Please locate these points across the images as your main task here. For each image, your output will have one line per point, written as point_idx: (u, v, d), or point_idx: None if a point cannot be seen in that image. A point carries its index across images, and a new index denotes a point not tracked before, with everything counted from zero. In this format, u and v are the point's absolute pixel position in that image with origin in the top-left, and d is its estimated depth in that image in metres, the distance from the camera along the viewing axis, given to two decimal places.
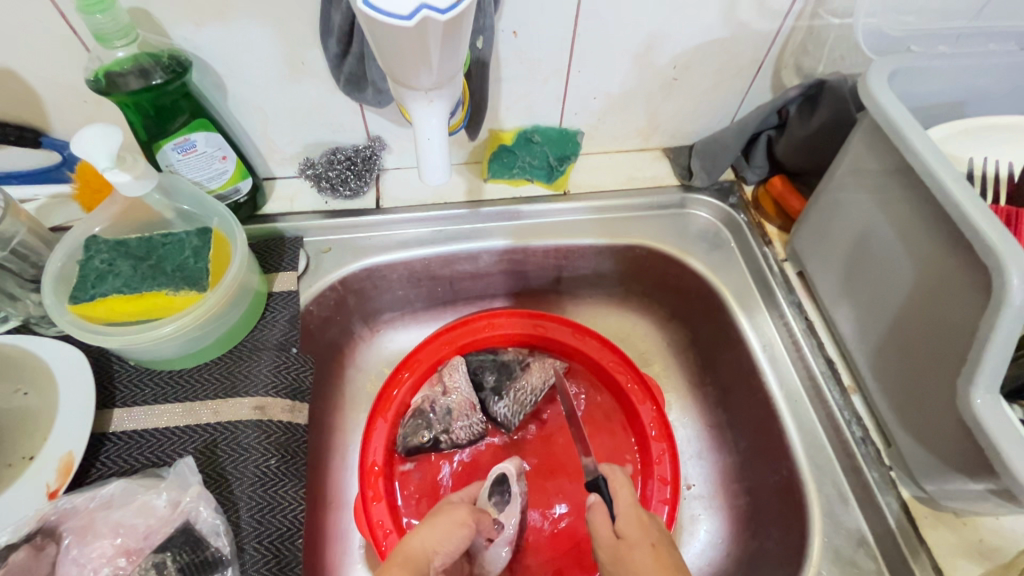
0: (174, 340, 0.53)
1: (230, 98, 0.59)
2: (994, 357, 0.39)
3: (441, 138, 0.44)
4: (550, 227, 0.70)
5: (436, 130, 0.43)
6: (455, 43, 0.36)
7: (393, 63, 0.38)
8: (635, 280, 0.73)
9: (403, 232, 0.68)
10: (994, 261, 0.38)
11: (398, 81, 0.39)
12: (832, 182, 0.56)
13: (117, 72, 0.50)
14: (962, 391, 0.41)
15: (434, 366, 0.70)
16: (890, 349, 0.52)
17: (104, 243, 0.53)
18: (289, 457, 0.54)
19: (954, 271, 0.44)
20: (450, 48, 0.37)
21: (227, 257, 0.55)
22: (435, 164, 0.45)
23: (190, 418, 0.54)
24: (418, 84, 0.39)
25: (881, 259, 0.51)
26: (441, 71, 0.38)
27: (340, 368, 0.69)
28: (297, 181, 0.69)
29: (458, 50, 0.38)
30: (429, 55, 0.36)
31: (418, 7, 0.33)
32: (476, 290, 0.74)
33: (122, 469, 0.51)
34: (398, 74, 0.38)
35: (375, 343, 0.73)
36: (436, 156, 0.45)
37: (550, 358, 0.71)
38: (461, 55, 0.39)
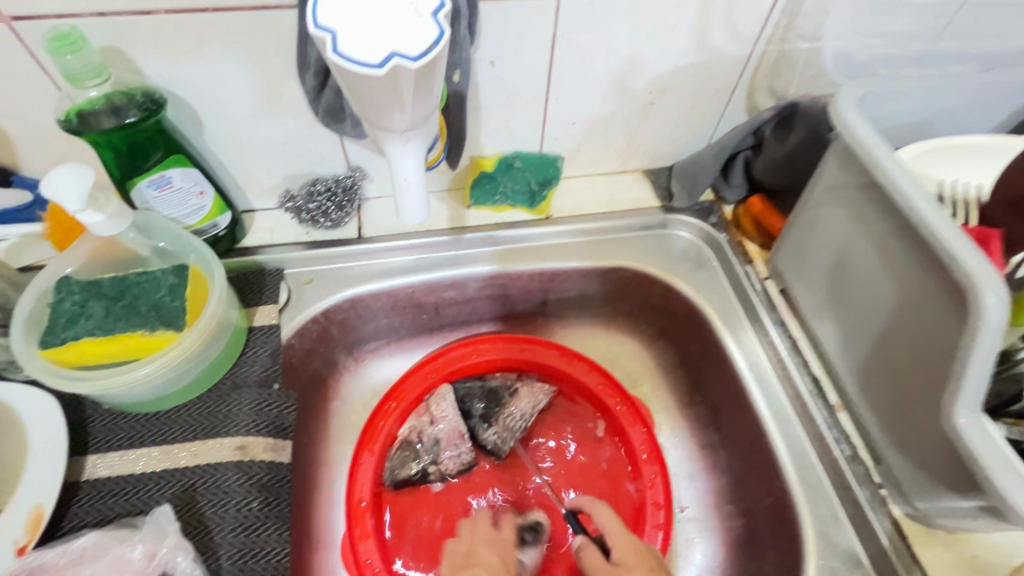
0: (150, 383, 0.51)
1: (206, 132, 0.58)
2: (976, 376, 0.39)
3: (418, 177, 0.44)
4: (533, 252, 0.70)
5: (414, 169, 0.43)
6: (428, 86, 0.37)
7: (367, 108, 0.38)
8: (620, 299, 0.73)
9: (386, 261, 0.68)
10: (969, 282, 0.39)
11: (374, 124, 0.39)
12: (808, 201, 0.57)
13: (89, 111, 0.49)
14: (946, 411, 0.41)
15: (421, 397, 0.68)
16: (875, 366, 0.52)
17: (77, 283, 0.52)
18: (272, 498, 0.52)
19: (930, 286, 0.45)
20: (424, 90, 0.37)
21: (206, 295, 0.54)
22: (413, 204, 0.44)
23: (167, 462, 0.52)
24: (392, 125, 0.39)
25: (862, 277, 0.52)
26: (415, 113, 0.38)
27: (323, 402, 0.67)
28: (277, 213, 0.68)
29: (432, 93, 0.38)
30: (404, 99, 0.36)
31: (389, 55, 0.33)
32: (460, 315, 0.73)
33: (95, 519, 0.49)
34: (373, 116, 0.38)
35: (359, 376, 0.72)
36: (414, 197, 0.44)
37: (539, 383, 0.70)
38: (435, 99, 0.39)
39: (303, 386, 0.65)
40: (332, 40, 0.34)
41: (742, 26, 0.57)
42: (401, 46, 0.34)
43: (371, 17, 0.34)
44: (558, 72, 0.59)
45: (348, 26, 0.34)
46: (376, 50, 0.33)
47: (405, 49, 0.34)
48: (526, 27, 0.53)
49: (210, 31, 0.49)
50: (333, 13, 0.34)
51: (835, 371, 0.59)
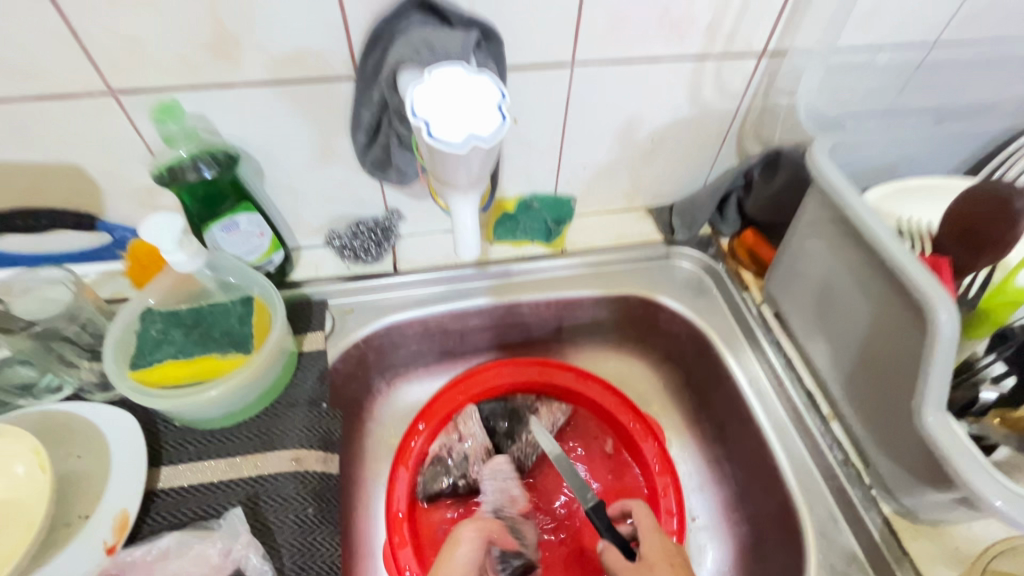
0: (219, 401, 0.58)
1: (267, 182, 0.67)
2: (937, 380, 0.46)
3: (475, 221, 0.53)
4: (547, 282, 0.78)
5: (469, 216, 0.52)
6: (491, 157, 0.46)
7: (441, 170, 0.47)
8: (628, 326, 0.82)
9: (418, 291, 0.75)
10: (926, 300, 0.46)
11: (442, 180, 0.48)
12: (795, 234, 0.65)
13: (177, 166, 0.58)
14: (917, 411, 0.48)
15: (448, 417, 0.74)
16: (860, 378, 0.59)
17: (158, 314, 0.60)
18: (325, 505, 0.58)
19: (898, 305, 0.52)
20: (487, 159, 0.46)
21: (269, 323, 0.61)
22: (469, 239, 0.55)
23: (232, 473, 0.58)
24: (458, 182, 0.48)
25: (844, 299, 0.59)
26: (477, 175, 0.47)
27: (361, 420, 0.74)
28: (321, 250, 0.75)
29: (490, 161, 0.47)
30: (472, 164, 0.45)
31: (468, 139, 0.43)
32: (483, 341, 0.80)
33: (171, 523, 0.55)
34: (441, 174, 0.47)
35: (391, 397, 0.78)
36: (470, 234, 0.54)
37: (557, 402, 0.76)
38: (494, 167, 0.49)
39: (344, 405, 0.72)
40: (424, 127, 0.43)
41: (728, 87, 0.66)
42: (476, 131, 0.43)
43: (452, 108, 0.44)
44: (574, 127, 0.68)
45: (436, 117, 0.43)
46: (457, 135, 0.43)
47: (479, 133, 0.43)
48: (545, 92, 0.63)
49: (282, 100, 0.58)
50: (423, 105, 0.44)
51: (825, 386, 0.65)
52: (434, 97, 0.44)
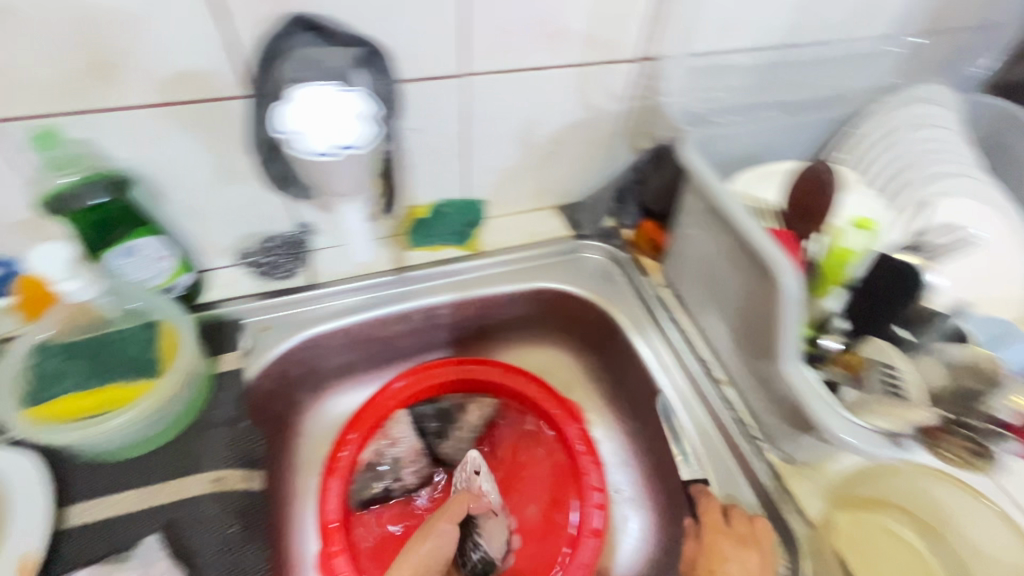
0: (128, 431, 0.58)
1: (166, 204, 0.65)
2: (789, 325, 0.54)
3: (361, 227, 0.69)
4: (468, 281, 0.81)
5: (355, 224, 0.68)
6: (360, 164, 0.56)
7: (326, 179, 0.56)
8: (551, 316, 0.85)
9: (337, 302, 0.76)
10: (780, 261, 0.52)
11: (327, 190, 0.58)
12: (682, 218, 0.71)
13: (68, 192, 0.58)
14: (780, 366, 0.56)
15: (377, 424, 0.73)
16: (747, 342, 0.64)
17: (61, 347, 0.60)
18: (250, 522, 0.58)
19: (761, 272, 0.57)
20: (358, 171, 0.57)
21: (177, 345, 0.62)
22: (363, 249, 0.73)
23: (148, 502, 0.57)
24: (337, 189, 0.58)
25: (724, 274, 0.65)
26: (352, 183, 0.58)
27: (284, 434, 0.74)
28: (232, 269, 0.75)
29: (361, 171, 0.58)
30: (345, 175, 0.56)
31: (332, 145, 0.51)
32: (408, 345, 0.82)
33: (86, 558, 0.54)
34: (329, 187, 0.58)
35: (318, 409, 0.78)
36: (364, 246, 0.73)
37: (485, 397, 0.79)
38: (366, 172, 0.58)
39: (267, 421, 0.71)
40: (291, 140, 0.50)
41: (613, 89, 0.73)
42: (337, 137, 0.51)
43: (319, 118, 0.49)
44: (475, 133, 0.72)
45: (305, 126, 0.49)
46: (323, 144, 0.50)
47: (345, 141, 0.51)
48: (443, 101, 0.66)
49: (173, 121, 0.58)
50: (292, 117, 0.49)
51: (720, 356, 0.72)
52: (302, 109, 0.49)
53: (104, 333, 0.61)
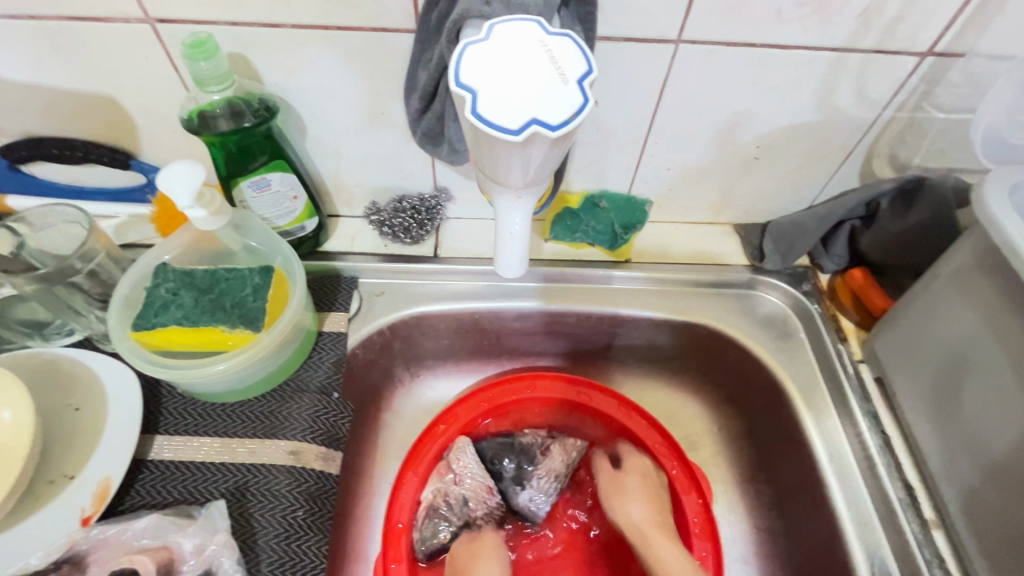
0: (226, 377, 0.48)
1: (577, 155, 0.57)
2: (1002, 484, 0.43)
3: (525, 234, 0.38)
4: (904, 337, 0.51)
5: (520, 226, 0.37)
6: (557, 155, 0.31)
7: (479, 157, 0.32)
8: (947, 476, 0.47)
9: (701, 323, 0.61)
10: (917, 444, 0.50)
11: (488, 176, 0.34)
12: (917, 349, 0.49)
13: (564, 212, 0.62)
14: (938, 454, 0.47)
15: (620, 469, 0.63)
16: (988, 500, 0.44)
17: (447, 260, 0.62)
18: (317, 510, 0.47)
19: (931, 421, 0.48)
20: (551, 156, 0.31)
21: (285, 299, 0.50)
22: (512, 259, 0.40)
23: (331, 446, 0.50)
24: (507, 181, 0.33)
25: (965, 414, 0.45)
26: (534, 176, 0.33)
27: (517, 472, 0.62)
28: (597, 246, 0.63)
29: (556, 158, 0.32)
30: (525, 163, 0.31)
31: (528, 122, 0.28)
32: (753, 418, 0.61)
33: (314, 430, 0.50)
34: (486, 169, 0.33)
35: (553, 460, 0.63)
36: (515, 251, 0.39)
37: (801, 549, 0.54)
38: (550, 157, 0.32)
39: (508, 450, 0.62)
40: (470, 100, 0.29)
41: None
42: (541, 112, 0.28)
43: (509, 76, 0.29)
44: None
45: (488, 85, 0.29)
46: (516, 119, 0.28)
47: (546, 116, 0.28)
48: None
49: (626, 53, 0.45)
50: (471, 70, 0.29)
51: None
52: (487, 58, 0.30)
53: (490, 266, 0.62)
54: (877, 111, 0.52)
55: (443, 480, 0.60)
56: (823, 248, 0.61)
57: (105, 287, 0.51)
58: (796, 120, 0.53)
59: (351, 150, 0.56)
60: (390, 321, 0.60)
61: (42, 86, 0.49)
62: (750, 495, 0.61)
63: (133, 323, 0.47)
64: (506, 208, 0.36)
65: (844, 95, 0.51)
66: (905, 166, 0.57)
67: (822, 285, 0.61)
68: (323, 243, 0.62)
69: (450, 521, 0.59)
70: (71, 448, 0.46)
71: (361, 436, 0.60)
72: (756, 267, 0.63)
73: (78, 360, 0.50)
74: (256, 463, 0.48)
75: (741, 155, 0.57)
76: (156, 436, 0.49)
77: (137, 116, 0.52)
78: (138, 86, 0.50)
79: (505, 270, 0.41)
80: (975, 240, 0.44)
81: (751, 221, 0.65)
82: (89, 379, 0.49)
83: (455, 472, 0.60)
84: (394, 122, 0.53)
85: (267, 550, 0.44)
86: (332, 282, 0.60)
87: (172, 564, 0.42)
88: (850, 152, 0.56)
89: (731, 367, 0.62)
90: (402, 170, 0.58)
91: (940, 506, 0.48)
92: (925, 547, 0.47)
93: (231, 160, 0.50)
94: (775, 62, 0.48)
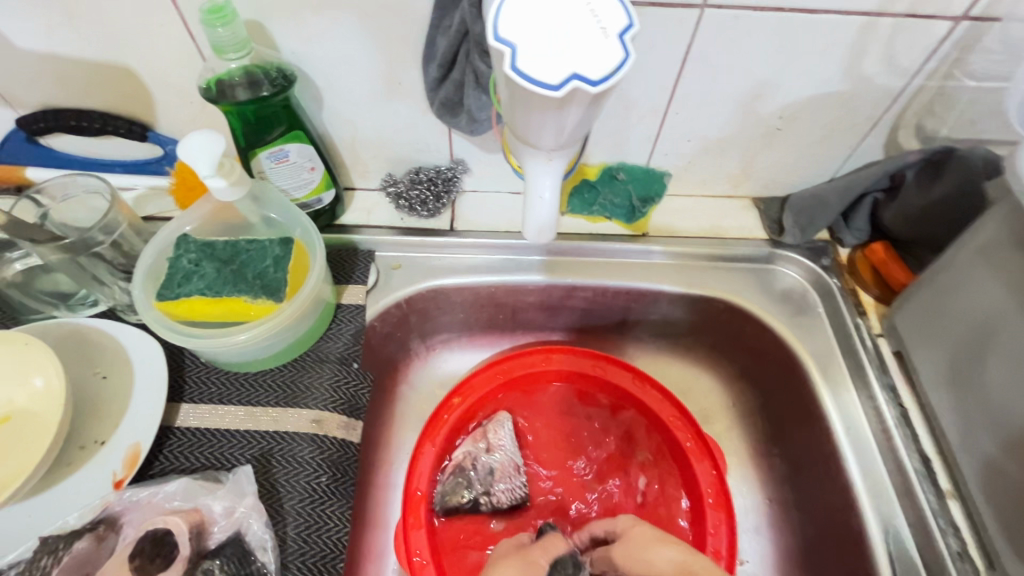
0: (248, 347, 0.48)
1: (597, 128, 0.56)
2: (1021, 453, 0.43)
3: (554, 197, 0.38)
4: (926, 309, 0.50)
5: (548, 188, 0.37)
6: (597, 110, 0.31)
7: (515, 117, 0.32)
8: (970, 446, 0.47)
9: (718, 298, 0.61)
10: (935, 417, 0.50)
11: (519, 137, 0.34)
12: (939, 318, 0.49)
13: (582, 184, 0.61)
14: (971, 431, 0.47)
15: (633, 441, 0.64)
16: (1007, 466, 0.44)
17: (464, 233, 0.62)
18: (340, 477, 0.48)
19: (949, 392, 0.49)
20: (589, 114, 0.31)
21: (306, 271, 0.50)
22: (541, 221, 0.40)
23: (351, 416, 0.51)
24: (540, 144, 0.33)
25: (987, 384, 0.45)
26: (570, 136, 0.33)
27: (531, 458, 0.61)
28: (614, 219, 0.63)
29: (594, 115, 0.32)
30: (563, 121, 0.31)
31: (567, 78, 0.28)
32: (769, 392, 0.61)
33: (334, 400, 0.51)
34: (520, 131, 0.33)
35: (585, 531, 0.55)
36: (544, 214, 0.39)
37: (812, 518, 0.55)
38: (591, 116, 0.32)
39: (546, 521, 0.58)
40: (509, 54, 0.28)
41: None
42: (582, 67, 0.28)
43: (552, 31, 0.29)
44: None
45: (528, 41, 0.28)
46: (558, 74, 0.28)
47: (587, 72, 0.28)
48: None
49: None
50: (510, 24, 0.29)
51: None
52: (527, 12, 0.29)
53: (507, 239, 0.62)
54: (906, 79, 0.51)
55: (474, 445, 0.61)
56: (844, 222, 0.60)
57: (128, 259, 0.51)
58: (822, 89, 0.52)
59: (368, 120, 0.55)
60: (407, 294, 0.61)
61: (59, 54, 0.49)
62: (763, 467, 0.61)
63: (157, 293, 0.47)
64: (536, 172, 0.36)
65: (873, 61, 0.49)
66: (931, 137, 0.56)
67: (842, 259, 0.61)
68: (339, 216, 0.62)
69: (472, 486, 0.59)
70: (99, 416, 0.47)
71: (379, 407, 0.61)
72: (775, 241, 0.62)
73: (102, 329, 0.51)
74: (279, 431, 0.49)
75: (764, 126, 0.56)
76: (182, 404, 0.49)
77: (153, 86, 0.52)
78: (154, 55, 0.49)
79: (531, 236, 0.42)
80: (1007, 209, 0.43)
81: (770, 194, 0.64)
82: (114, 349, 0.50)
83: (487, 440, 0.61)
84: (411, 92, 0.52)
85: (293, 514, 0.45)
86: (349, 255, 0.61)
87: (204, 525, 0.43)
88: (876, 123, 0.55)
89: (747, 341, 0.62)
90: (418, 142, 0.58)
91: (956, 477, 0.48)
92: (941, 516, 0.48)
93: (249, 130, 0.50)
94: (803, 28, 0.46)
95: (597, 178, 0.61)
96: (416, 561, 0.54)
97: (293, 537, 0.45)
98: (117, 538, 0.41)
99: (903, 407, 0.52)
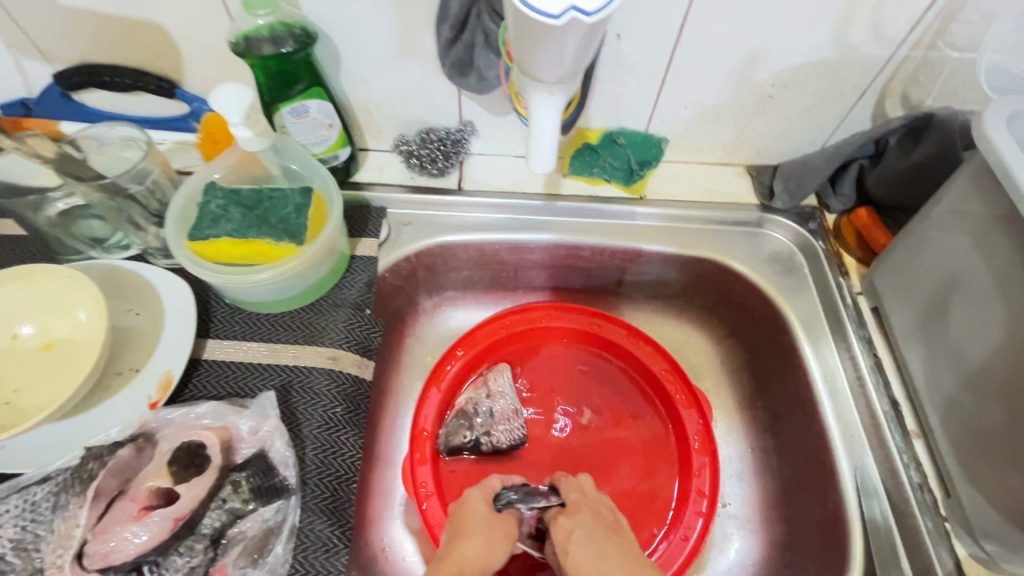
0: (270, 286, 0.52)
1: (598, 92, 0.59)
2: (973, 390, 0.47)
3: (555, 129, 0.42)
4: (902, 264, 0.54)
5: (551, 122, 0.41)
6: (593, 39, 0.34)
7: (521, 47, 0.35)
8: (934, 387, 0.51)
9: (710, 258, 0.65)
10: (906, 361, 0.54)
11: (525, 71, 0.38)
12: (912, 270, 0.53)
13: (583, 148, 0.65)
14: (938, 376, 0.51)
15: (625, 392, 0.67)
16: (966, 403, 0.48)
17: (471, 193, 0.65)
18: (354, 409, 0.52)
19: (917, 337, 0.53)
20: (586, 44, 0.35)
21: (324, 219, 0.54)
22: (544, 153, 0.44)
23: (362, 355, 0.55)
24: (543, 75, 0.37)
25: (952, 329, 0.49)
26: (570, 66, 0.36)
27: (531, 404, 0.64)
28: (614, 182, 0.66)
29: (592, 45, 0.35)
30: (564, 51, 0.34)
31: (567, 9, 0.31)
32: (754, 347, 0.65)
33: (348, 340, 0.55)
34: (526, 64, 0.37)
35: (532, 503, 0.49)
36: (546, 148, 0.43)
37: (788, 459, 0.60)
38: (589, 47, 0.35)
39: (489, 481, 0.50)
40: None
41: None
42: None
43: None
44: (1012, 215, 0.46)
45: None
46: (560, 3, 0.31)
47: (585, 4, 0.31)
48: None
49: None
50: None
51: None
52: None
53: (514, 199, 0.65)
54: (891, 50, 0.54)
55: (477, 392, 0.65)
56: (832, 188, 0.63)
57: (160, 205, 0.55)
58: (812, 57, 0.55)
59: (381, 81, 0.59)
60: (417, 248, 0.65)
61: (95, 12, 0.52)
62: (747, 419, 0.65)
63: (188, 234, 0.51)
64: (539, 104, 0.40)
65: (859, 30, 0.52)
66: (916, 106, 0.59)
67: (828, 224, 0.64)
68: (354, 174, 0.65)
69: (474, 428, 0.63)
70: (131, 346, 0.51)
71: (389, 355, 0.66)
72: (765, 206, 0.66)
73: (136, 272, 0.55)
74: (298, 365, 0.53)
75: (756, 93, 0.59)
76: (209, 340, 0.54)
77: (182, 44, 0.55)
78: (183, 13, 0.52)
79: (537, 167, 0.46)
80: (973, 168, 0.47)
81: (763, 162, 0.68)
82: (144, 286, 0.54)
83: (489, 388, 0.65)
84: (424, 54, 0.55)
85: (310, 438, 0.50)
86: (362, 212, 0.64)
87: (232, 441, 0.47)
88: (864, 92, 0.58)
89: (736, 300, 0.66)
90: (430, 104, 0.61)
91: (922, 419, 0.53)
92: (905, 453, 0.52)
93: (272, 86, 0.54)
94: None
95: (598, 142, 0.65)
96: (422, 490, 0.58)
97: (311, 458, 0.49)
98: (154, 449, 0.46)
99: (877, 356, 0.57)
